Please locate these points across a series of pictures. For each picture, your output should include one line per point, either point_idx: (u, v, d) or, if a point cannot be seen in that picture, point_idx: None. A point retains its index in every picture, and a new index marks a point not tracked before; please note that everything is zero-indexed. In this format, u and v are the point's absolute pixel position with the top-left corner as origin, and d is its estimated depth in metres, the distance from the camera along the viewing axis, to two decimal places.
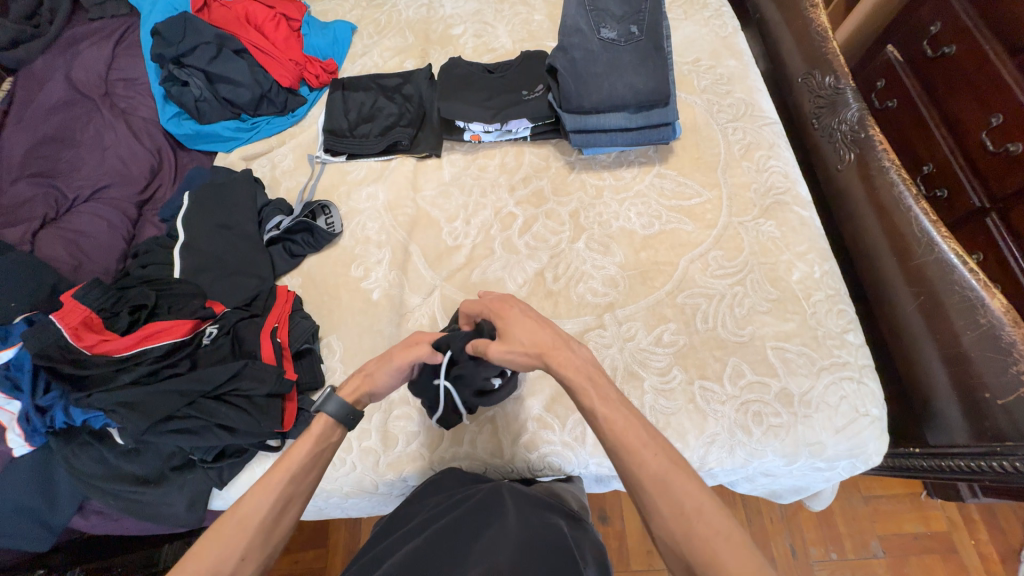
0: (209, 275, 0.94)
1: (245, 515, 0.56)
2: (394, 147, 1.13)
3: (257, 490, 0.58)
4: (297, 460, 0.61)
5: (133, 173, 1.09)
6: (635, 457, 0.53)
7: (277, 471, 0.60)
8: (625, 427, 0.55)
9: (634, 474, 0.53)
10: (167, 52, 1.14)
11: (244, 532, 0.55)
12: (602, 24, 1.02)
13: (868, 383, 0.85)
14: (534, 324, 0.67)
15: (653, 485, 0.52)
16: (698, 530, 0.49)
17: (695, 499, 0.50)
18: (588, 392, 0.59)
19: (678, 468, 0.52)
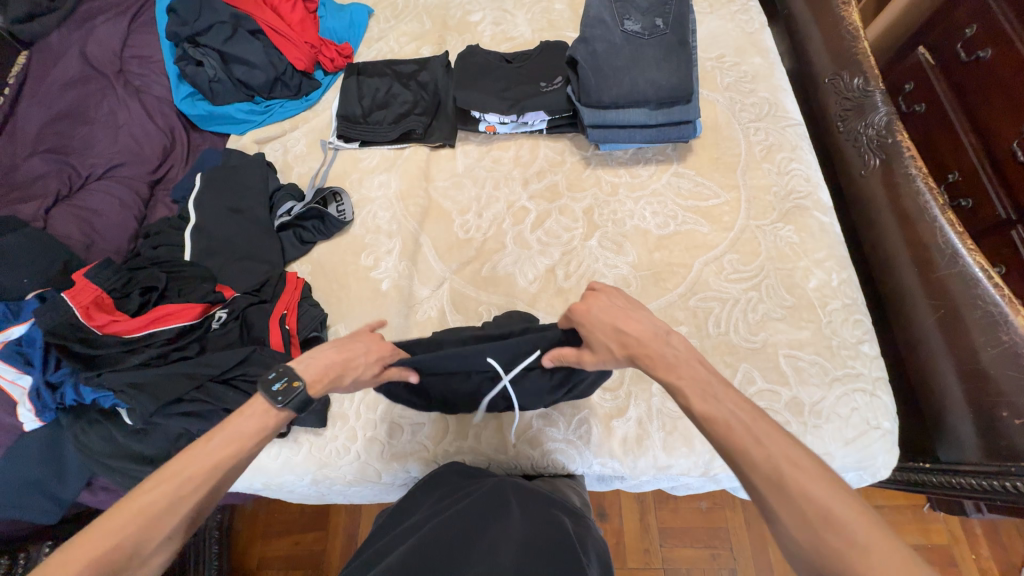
0: (219, 259, 0.94)
1: (181, 493, 0.49)
2: (408, 135, 1.11)
3: (198, 464, 0.51)
4: (251, 439, 0.54)
5: (146, 152, 1.08)
6: (746, 456, 0.48)
7: (226, 447, 0.52)
8: (730, 422, 0.50)
9: (746, 477, 0.47)
10: (182, 31, 1.13)
11: (174, 513, 0.48)
12: (627, 16, 1.00)
13: (881, 396, 0.83)
14: (620, 314, 0.61)
15: (766, 487, 0.46)
16: (828, 543, 0.42)
17: (820, 505, 0.44)
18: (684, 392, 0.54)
19: (797, 467, 0.46)
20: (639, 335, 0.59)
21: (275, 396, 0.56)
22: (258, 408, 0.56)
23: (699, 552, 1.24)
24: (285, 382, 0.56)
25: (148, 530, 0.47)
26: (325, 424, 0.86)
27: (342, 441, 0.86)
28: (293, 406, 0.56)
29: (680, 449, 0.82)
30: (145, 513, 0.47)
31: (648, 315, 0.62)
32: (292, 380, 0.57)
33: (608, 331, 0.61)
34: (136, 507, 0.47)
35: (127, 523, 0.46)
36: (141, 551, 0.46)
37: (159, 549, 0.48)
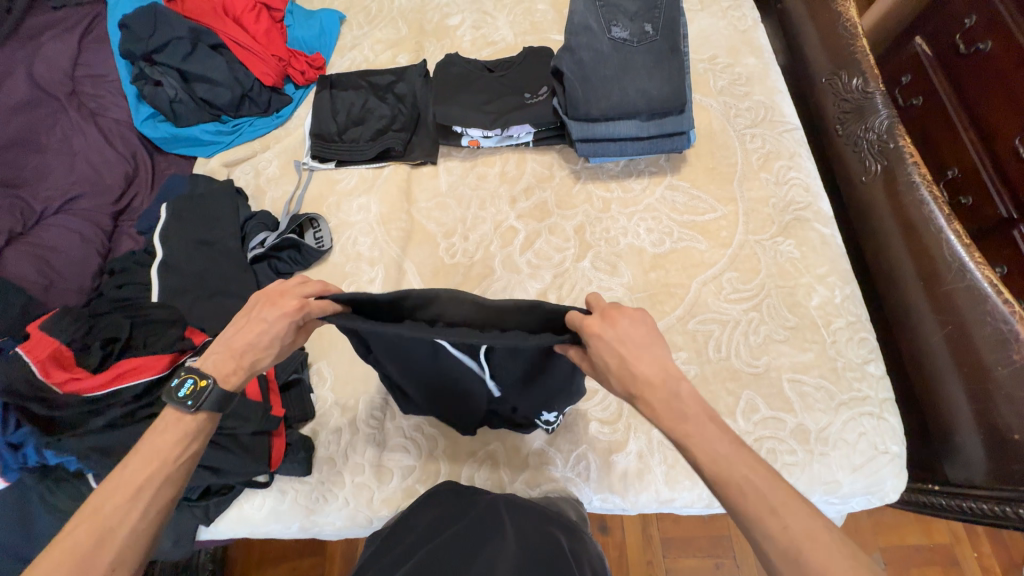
0: (189, 297, 0.88)
1: (107, 525, 0.51)
2: (387, 153, 1.05)
3: (119, 494, 0.53)
4: (171, 449, 0.56)
5: (107, 181, 1.01)
6: (761, 526, 0.45)
7: (147, 466, 0.54)
8: (744, 486, 0.47)
9: (758, 543, 0.46)
10: (136, 48, 1.04)
11: (106, 546, 0.50)
12: (614, 22, 0.93)
13: (888, 419, 0.80)
14: (640, 347, 0.54)
15: (778, 558, 0.44)
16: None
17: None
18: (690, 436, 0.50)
19: (817, 545, 0.43)
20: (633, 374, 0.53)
21: (184, 400, 0.57)
22: (171, 420, 0.58)
23: (702, 562, 1.22)
24: (190, 384, 0.57)
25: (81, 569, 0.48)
26: (310, 471, 0.81)
27: (329, 488, 0.81)
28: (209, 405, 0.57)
29: (682, 483, 0.79)
30: (72, 556, 0.49)
31: (662, 354, 0.54)
32: (200, 381, 0.57)
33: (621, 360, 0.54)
34: (63, 553, 0.49)
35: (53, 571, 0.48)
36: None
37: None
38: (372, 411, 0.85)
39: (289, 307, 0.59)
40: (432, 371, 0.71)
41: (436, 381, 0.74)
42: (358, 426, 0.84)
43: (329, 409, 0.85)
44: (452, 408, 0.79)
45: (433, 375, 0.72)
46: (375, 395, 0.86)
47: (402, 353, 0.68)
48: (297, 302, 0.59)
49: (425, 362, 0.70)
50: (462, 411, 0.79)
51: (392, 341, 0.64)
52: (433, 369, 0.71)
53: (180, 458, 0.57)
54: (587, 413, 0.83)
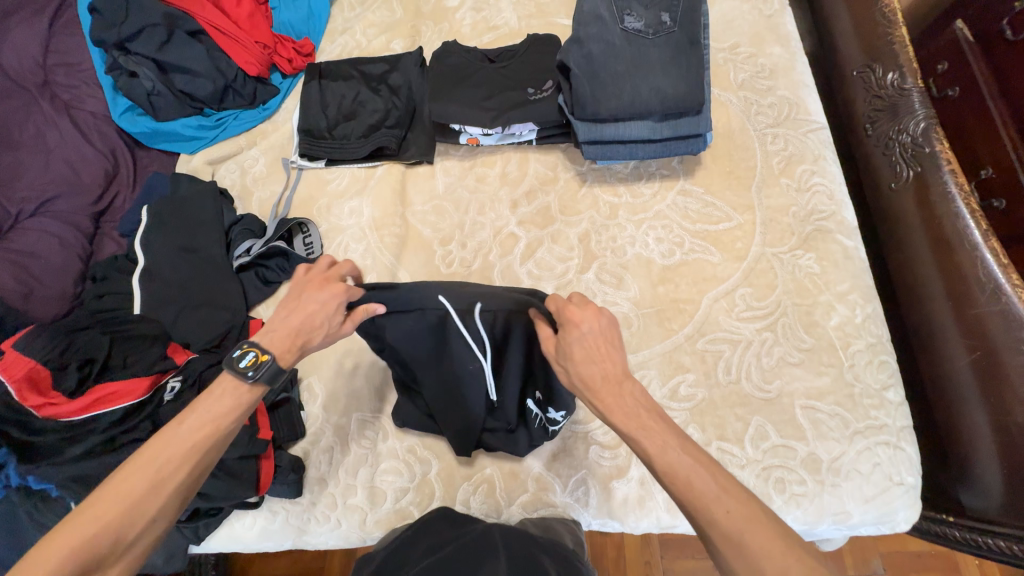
0: (172, 308, 0.84)
1: (162, 477, 0.54)
2: (380, 151, 0.99)
3: (173, 449, 0.55)
4: (225, 416, 0.58)
5: (86, 181, 0.96)
6: (705, 514, 0.48)
7: (202, 427, 0.57)
8: (690, 477, 0.49)
9: (704, 531, 0.48)
10: (108, 36, 0.96)
11: (155, 497, 0.53)
12: (627, 11, 0.84)
13: (905, 449, 0.76)
14: (600, 347, 0.55)
15: (722, 543, 0.47)
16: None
17: (778, 564, 0.45)
18: (639, 437, 0.52)
19: (760, 533, 0.46)
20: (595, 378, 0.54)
21: (245, 371, 0.59)
22: (227, 387, 0.59)
23: (704, 567, 1.19)
24: (251, 358, 0.58)
25: (133, 513, 0.52)
26: (301, 492, 0.79)
27: (321, 508, 0.78)
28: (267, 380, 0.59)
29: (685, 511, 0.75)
30: (125, 499, 0.52)
31: (619, 355, 0.56)
32: (260, 354, 0.59)
33: (578, 364, 0.55)
34: (116, 498, 0.52)
35: (107, 510, 0.51)
36: (125, 537, 0.51)
37: (143, 534, 0.53)
38: (364, 431, 0.82)
39: (337, 288, 0.63)
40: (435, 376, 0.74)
41: (436, 389, 0.75)
42: (350, 446, 0.81)
43: (320, 428, 0.83)
44: (452, 427, 0.77)
45: (435, 379, 0.74)
46: (367, 413, 0.83)
47: (408, 347, 0.71)
48: (345, 286, 0.64)
49: (429, 362, 0.72)
50: (461, 431, 0.77)
51: (401, 331, 0.69)
52: (436, 372, 0.73)
53: (232, 428, 0.59)
54: (588, 436, 0.80)
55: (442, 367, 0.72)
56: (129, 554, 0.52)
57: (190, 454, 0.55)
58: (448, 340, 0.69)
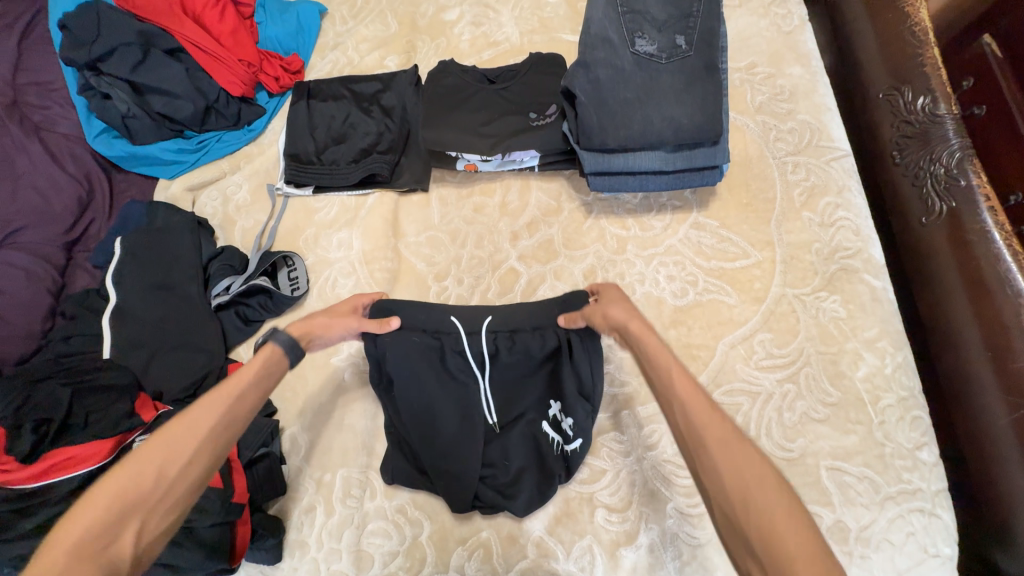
0: (143, 351, 0.77)
1: (197, 424, 0.52)
2: (372, 178, 0.92)
3: (206, 400, 0.54)
4: (254, 370, 0.58)
5: (56, 209, 0.89)
6: (698, 416, 0.50)
7: (233, 379, 0.56)
8: (691, 388, 0.52)
9: (695, 432, 0.49)
10: (78, 56, 0.90)
11: (192, 437, 0.52)
12: (639, 33, 0.77)
13: (942, 516, 0.69)
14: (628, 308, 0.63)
15: (712, 440, 0.48)
16: (761, 501, 0.44)
17: (759, 471, 0.45)
18: (661, 353, 0.56)
19: (746, 445, 0.47)
20: (624, 315, 0.62)
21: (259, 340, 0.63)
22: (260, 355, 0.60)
23: None
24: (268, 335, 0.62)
25: (171, 455, 0.50)
26: (281, 556, 0.73)
27: (303, 574, 0.72)
28: (279, 342, 0.61)
29: None
30: (161, 447, 0.50)
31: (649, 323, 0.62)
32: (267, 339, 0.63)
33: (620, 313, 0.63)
34: (155, 446, 0.50)
35: (146, 458, 0.49)
36: (165, 478, 0.49)
37: (183, 476, 0.50)
38: (351, 489, 0.76)
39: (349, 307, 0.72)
40: (431, 412, 0.72)
41: (436, 436, 0.72)
42: (334, 506, 0.75)
43: (303, 484, 0.77)
44: (449, 477, 0.71)
45: (436, 423, 0.72)
46: (354, 468, 0.77)
47: (412, 383, 0.71)
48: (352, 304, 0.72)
49: (431, 401, 0.71)
50: (460, 482, 0.71)
51: (409, 360, 0.71)
52: (439, 411, 0.72)
53: (260, 381, 0.58)
54: (593, 498, 0.73)
55: (448, 407, 0.72)
56: (170, 498, 0.49)
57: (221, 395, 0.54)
58: (453, 368, 0.72)
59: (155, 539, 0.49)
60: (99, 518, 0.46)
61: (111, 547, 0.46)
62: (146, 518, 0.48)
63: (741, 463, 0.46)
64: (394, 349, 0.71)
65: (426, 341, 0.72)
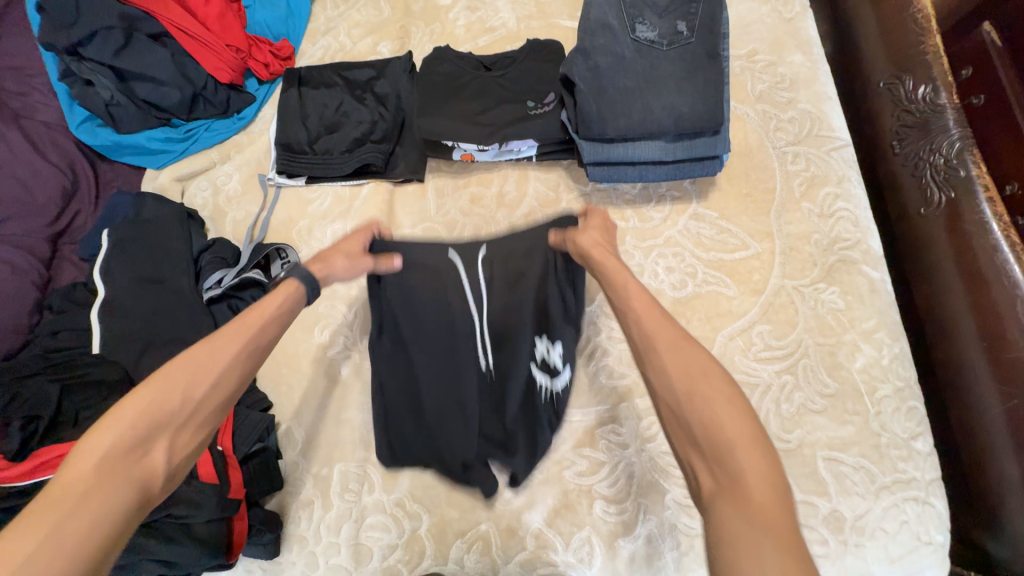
0: (134, 345, 0.75)
1: (222, 350, 0.53)
2: (366, 168, 0.90)
3: (229, 329, 0.55)
4: (275, 304, 0.59)
5: (40, 201, 0.87)
6: (649, 324, 0.52)
7: (251, 312, 0.57)
8: (644, 302, 0.54)
9: (647, 340, 0.51)
10: (57, 40, 0.87)
11: (219, 363, 0.53)
12: (639, 19, 0.76)
13: (935, 504, 0.70)
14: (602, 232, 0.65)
15: (661, 343, 0.50)
16: (703, 389, 0.46)
17: (702, 365, 0.48)
18: (620, 275, 0.58)
19: (691, 344, 0.50)
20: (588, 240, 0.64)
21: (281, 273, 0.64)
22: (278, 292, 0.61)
23: None
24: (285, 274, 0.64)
25: (199, 376, 0.51)
26: (279, 551, 0.72)
27: (301, 568, 0.72)
28: (299, 276, 0.62)
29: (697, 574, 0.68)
30: (187, 368, 0.51)
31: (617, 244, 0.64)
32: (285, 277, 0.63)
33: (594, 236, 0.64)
34: (181, 367, 0.51)
35: (172, 379, 0.50)
36: (193, 398, 0.50)
37: (210, 397, 0.51)
38: (348, 483, 0.75)
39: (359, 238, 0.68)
40: (428, 354, 0.72)
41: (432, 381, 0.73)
42: (332, 500, 0.75)
43: (300, 479, 0.77)
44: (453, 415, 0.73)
45: (433, 367, 0.72)
46: (351, 463, 0.76)
47: (414, 323, 0.72)
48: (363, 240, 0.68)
49: (430, 341, 0.72)
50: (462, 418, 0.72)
51: (409, 299, 0.71)
52: (437, 355, 0.72)
53: (279, 316, 0.59)
54: (591, 489, 0.73)
55: (445, 350, 0.72)
56: (198, 417, 0.51)
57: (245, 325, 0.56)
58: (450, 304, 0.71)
59: (183, 456, 0.50)
60: (129, 432, 0.46)
61: (143, 460, 0.46)
62: (176, 434, 0.49)
63: (687, 360, 0.49)
64: (396, 283, 0.71)
65: (422, 273, 0.70)
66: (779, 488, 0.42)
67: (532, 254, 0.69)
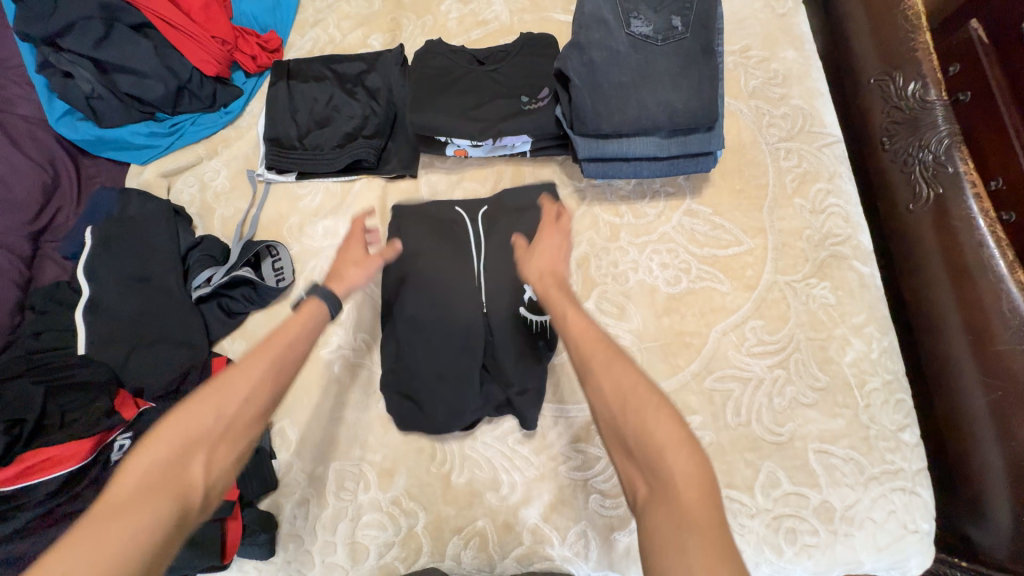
0: (120, 348, 0.74)
1: (249, 371, 0.56)
2: (357, 164, 0.88)
3: (256, 353, 0.58)
4: (298, 324, 0.61)
5: (20, 197, 0.84)
6: (584, 350, 0.55)
7: (277, 334, 0.60)
8: (581, 326, 0.57)
9: (586, 363, 0.54)
10: (34, 30, 0.84)
11: (245, 382, 0.55)
12: (634, 14, 0.75)
13: (921, 494, 0.71)
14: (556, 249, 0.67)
15: (597, 365, 0.53)
16: (636, 405, 0.49)
17: (633, 381, 0.51)
18: (560, 302, 0.60)
19: (621, 363, 0.53)
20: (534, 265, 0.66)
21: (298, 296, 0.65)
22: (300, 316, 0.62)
23: None
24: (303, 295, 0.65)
25: (227, 396, 0.54)
26: (274, 550, 0.72)
27: (297, 567, 0.72)
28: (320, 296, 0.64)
29: None
30: (216, 392, 0.54)
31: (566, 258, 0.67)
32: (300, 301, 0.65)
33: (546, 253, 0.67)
34: (211, 392, 0.54)
35: (203, 403, 0.53)
36: (223, 419, 0.53)
37: (240, 415, 0.54)
38: (344, 482, 0.75)
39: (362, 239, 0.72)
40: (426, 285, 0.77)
41: (425, 309, 0.76)
42: (328, 499, 0.74)
43: (295, 478, 0.76)
44: (444, 348, 0.75)
45: (428, 297, 0.77)
46: (347, 461, 0.76)
47: (418, 259, 0.79)
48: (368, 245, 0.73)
49: (429, 272, 0.78)
50: (461, 346, 0.75)
51: (417, 237, 0.80)
52: (434, 285, 0.77)
53: (303, 334, 0.61)
54: (587, 484, 0.73)
55: (441, 280, 0.77)
56: (231, 434, 0.53)
57: (271, 345, 0.58)
58: (452, 239, 0.80)
59: (221, 471, 0.52)
60: (168, 452, 0.50)
61: (182, 475, 0.49)
62: (211, 452, 0.51)
63: (619, 375, 0.51)
64: (409, 227, 0.81)
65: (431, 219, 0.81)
66: (710, 489, 0.45)
67: (528, 206, 0.81)
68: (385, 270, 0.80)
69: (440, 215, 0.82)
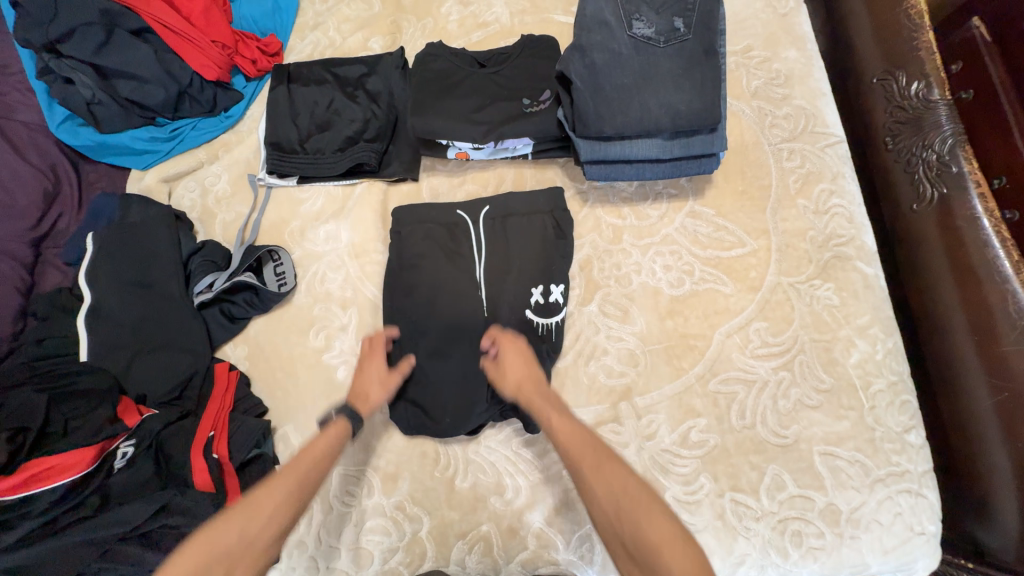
0: (122, 355, 0.74)
1: (276, 487, 0.59)
2: (358, 167, 0.88)
3: (284, 472, 0.61)
4: (325, 442, 0.65)
5: (21, 203, 0.83)
6: (572, 456, 0.60)
7: (304, 453, 0.63)
8: (566, 428, 0.62)
9: (576, 469, 0.59)
10: (34, 36, 0.84)
11: (273, 494, 0.58)
12: (636, 15, 0.75)
13: (927, 495, 0.71)
14: (524, 361, 0.71)
15: (587, 467, 0.58)
16: (628, 508, 0.54)
17: (621, 483, 0.56)
18: (543, 409, 0.65)
19: (608, 463, 0.58)
20: (511, 377, 0.70)
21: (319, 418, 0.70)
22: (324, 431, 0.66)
23: None
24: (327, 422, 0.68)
25: (253, 513, 0.56)
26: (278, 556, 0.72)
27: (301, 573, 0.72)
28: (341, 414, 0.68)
29: None
30: (242, 508, 0.57)
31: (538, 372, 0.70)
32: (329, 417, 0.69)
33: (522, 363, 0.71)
34: (238, 510, 0.57)
35: (231, 523, 0.56)
36: (251, 538, 0.55)
37: (264, 532, 0.56)
38: (348, 488, 0.75)
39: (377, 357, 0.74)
40: (430, 298, 0.77)
41: (431, 321, 0.76)
42: (332, 505, 0.74)
43: None
44: (450, 360, 0.75)
45: (434, 311, 0.77)
46: (350, 466, 0.76)
47: (421, 270, 0.78)
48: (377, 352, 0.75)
49: (434, 284, 0.77)
50: (470, 346, 0.75)
51: (419, 244, 0.79)
52: (439, 297, 0.77)
53: (328, 450, 0.64)
54: None
55: (445, 291, 0.77)
56: (255, 549, 0.55)
57: (297, 466, 0.62)
58: (456, 245, 0.79)
59: None
60: (191, 571, 0.52)
61: None
62: (233, 567, 0.53)
63: (609, 478, 0.56)
64: (412, 230, 0.80)
65: (433, 222, 0.80)
66: None
67: (534, 204, 0.80)
68: (388, 279, 0.80)
69: (443, 218, 0.80)
